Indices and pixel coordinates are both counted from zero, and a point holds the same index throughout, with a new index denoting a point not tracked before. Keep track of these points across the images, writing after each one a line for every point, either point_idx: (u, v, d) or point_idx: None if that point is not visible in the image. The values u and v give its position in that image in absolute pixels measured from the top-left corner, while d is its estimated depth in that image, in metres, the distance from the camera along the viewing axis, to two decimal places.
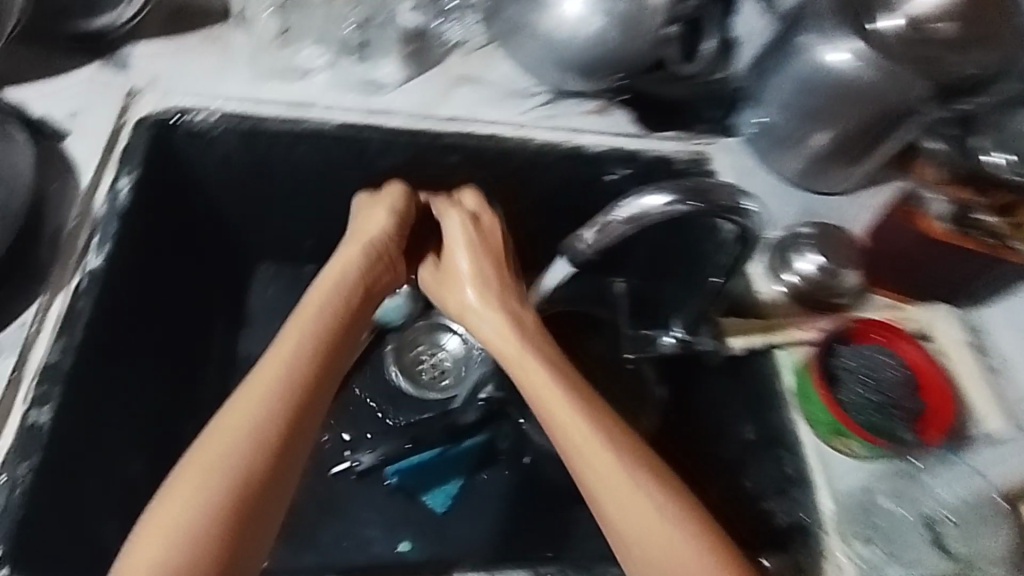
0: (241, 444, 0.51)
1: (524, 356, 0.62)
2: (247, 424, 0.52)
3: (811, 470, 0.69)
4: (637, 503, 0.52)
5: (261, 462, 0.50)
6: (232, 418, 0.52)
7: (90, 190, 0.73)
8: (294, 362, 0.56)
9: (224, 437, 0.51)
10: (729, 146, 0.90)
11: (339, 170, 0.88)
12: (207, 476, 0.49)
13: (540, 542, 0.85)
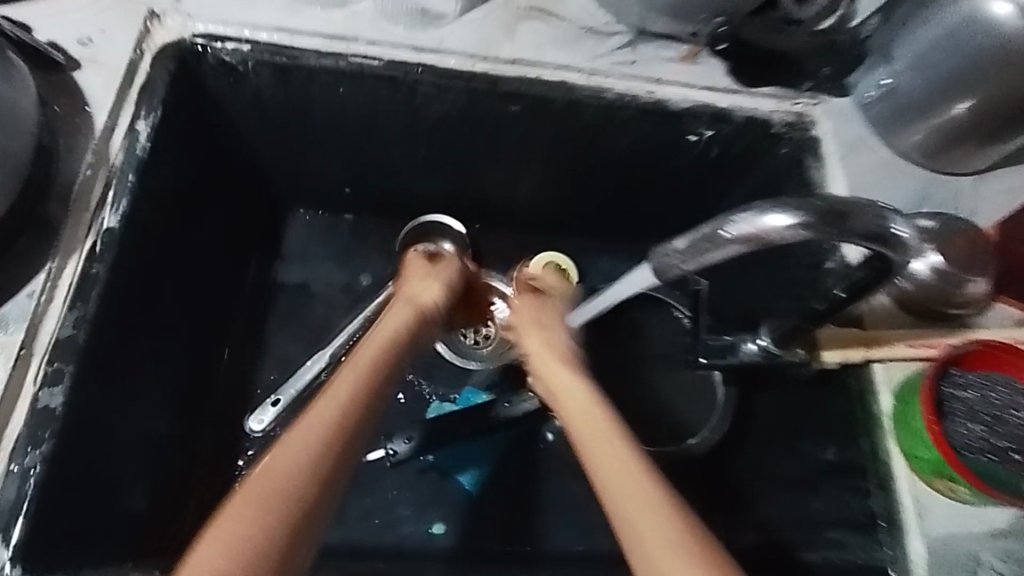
0: (302, 467, 0.47)
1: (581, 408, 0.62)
2: (318, 422, 0.50)
3: (903, 513, 0.60)
4: (662, 533, 0.48)
5: (330, 458, 0.49)
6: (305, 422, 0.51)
7: (104, 132, 0.64)
8: (355, 390, 0.55)
9: (283, 459, 0.47)
10: (840, 109, 0.77)
11: (381, 115, 0.78)
12: (269, 501, 0.44)
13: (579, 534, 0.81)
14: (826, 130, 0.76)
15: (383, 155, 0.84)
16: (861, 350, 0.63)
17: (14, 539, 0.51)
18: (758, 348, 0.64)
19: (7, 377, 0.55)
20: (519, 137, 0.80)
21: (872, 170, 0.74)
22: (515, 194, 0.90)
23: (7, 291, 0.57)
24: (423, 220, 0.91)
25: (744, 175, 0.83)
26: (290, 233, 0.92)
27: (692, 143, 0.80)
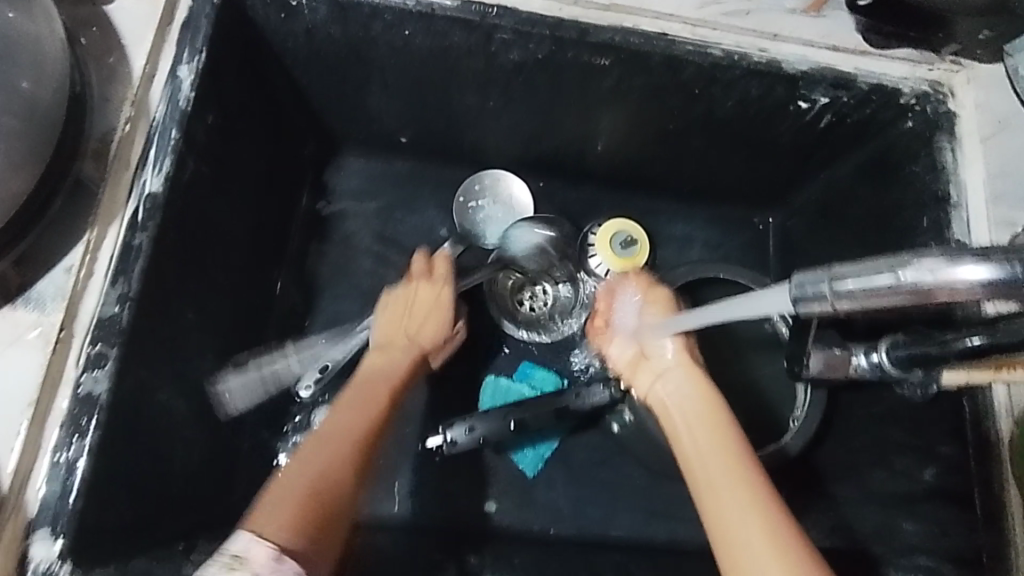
0: (331, 484, 0.48)
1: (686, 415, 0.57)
2: (336, 449, 0.50)
3: (1015, 553, 0.55)
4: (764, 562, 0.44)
5: (342, 488, 0.48)
6: (319, 446, 0.50)
7: (143, 77, 0.57)
8: (380, 407, 0.56)
9: (338, 430, 0.51)
10: (983, 79, 0.67)
11: (449, 59, 0.68)
12: (300, 520, 0.44)
13: (634, 519, 0.78)
14: (966, 103, 0.67)
15: (447, 104, 0.75)
16: (989, 375, 0.55)
17: (61, 535, 0.47)
18: (871, 364, 0.56)
19: (47, 361, 0.50)
20: (602, 92, 0.70)
21: (1016, 154, 0.65)
22: (588, 151, 0.81)
23: (43, 262, 0.52)
24: (483, 175, 0.85)
25: (857, 143, 0.74)
26: (340, 180, 0.84)
27: (802, 110, 0.71)
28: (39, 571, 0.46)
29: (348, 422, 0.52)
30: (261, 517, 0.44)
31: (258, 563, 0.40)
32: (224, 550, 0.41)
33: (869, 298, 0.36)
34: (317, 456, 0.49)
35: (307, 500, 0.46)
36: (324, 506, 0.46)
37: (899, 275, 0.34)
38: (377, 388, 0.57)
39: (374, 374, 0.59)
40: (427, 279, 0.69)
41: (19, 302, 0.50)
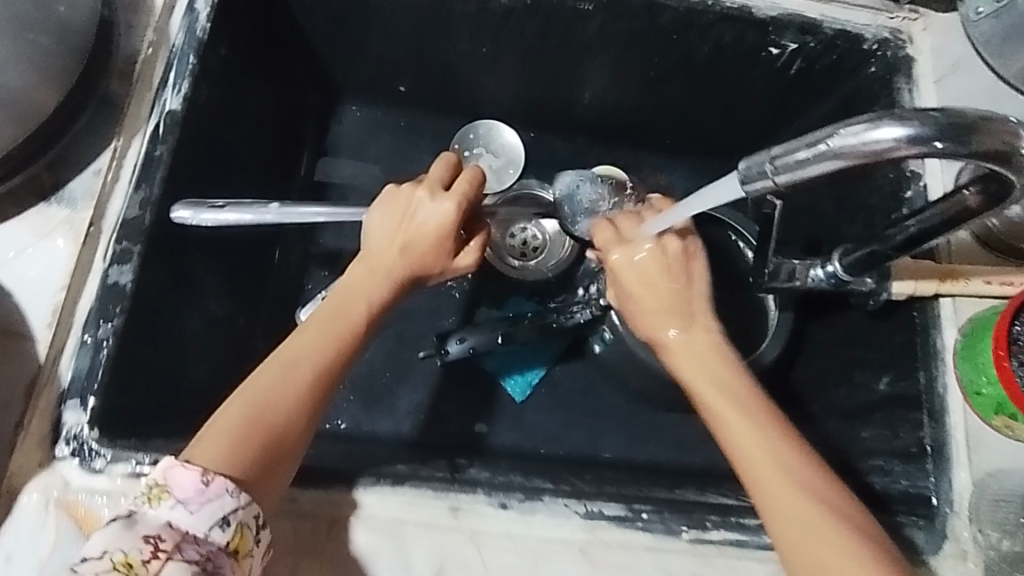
0: (288, 401, 0.48)
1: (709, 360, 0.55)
2: (299, 363, 0.50)
3: (954, 447, 0.60)
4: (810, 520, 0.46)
5: (296, 406, 0.49)
6: (281, 359, 0.50)
7: (165, 10, 0.63)
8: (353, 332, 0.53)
9: (291, 369, 0.50)
10: (942, 28, 0.71)
11: (445, 5, 0.74)
12: (244, 438, 0.46)
13: (619, 444, 0.82)
14: (924, 48, 0.71)
15: (442, 51, 0.80)
16: (935, 284, 0.61)
17: (90, 405, 0.53)
18: (827, 275, 0.61)
19: (78, 251, 0.56)
20: (587, 38, 0.75)
21: (973, 93, 0.69)
22: (576, 102, 0.85)
23: (73, 167, 0.58)
24: (476, 125, 0.89)
25: (829, 91, 0.77)
26: (342, 130, 0.89)
27: (773, 57, 0.75)
28: (72, 434, 0.52)
29: (316, 342, 0.51)
30: (198, 449, 0.46)
31: (180, 490, 0.44)
32: (149, 475, 0.45)
33: (804, 170, 0.41)
34: (266, 386, 0.49)
35: (244, 441, 0.46)
36: (265, 444, 0.47)
37: (824, 142, 0.40)
38: (345, 316, 0.54)
39: (346, 298, 0.55)
40: (405, 202, 0.58)
41: (53, 200, 0.57)
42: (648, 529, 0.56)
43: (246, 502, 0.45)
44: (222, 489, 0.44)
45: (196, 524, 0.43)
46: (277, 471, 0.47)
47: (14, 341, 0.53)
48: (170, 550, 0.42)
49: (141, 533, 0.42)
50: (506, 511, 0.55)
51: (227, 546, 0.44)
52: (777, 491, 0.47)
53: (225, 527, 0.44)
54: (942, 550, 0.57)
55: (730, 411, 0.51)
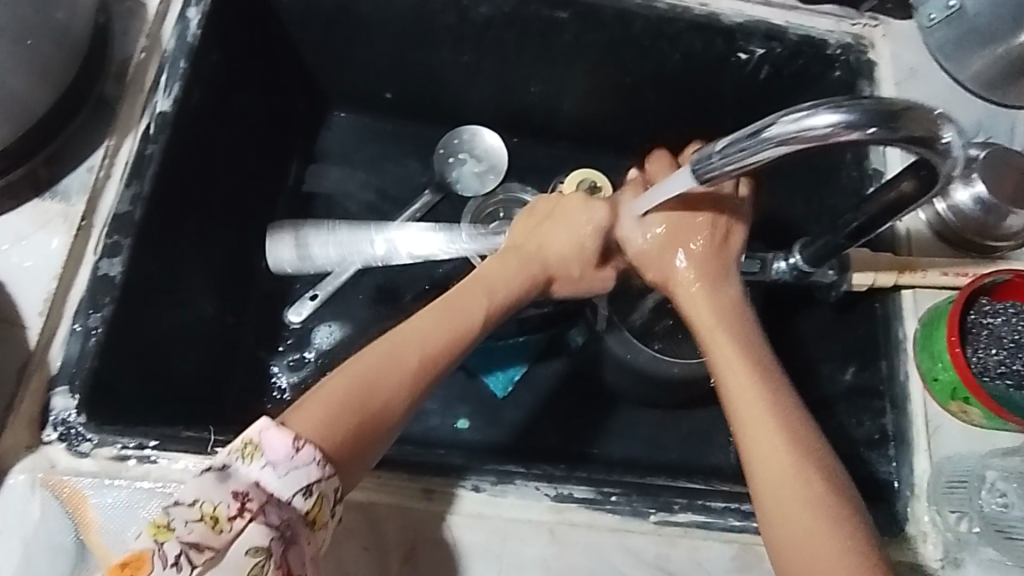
0: (393, 386, 0.49)
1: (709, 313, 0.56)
2: (409, 349, 0.50)
3: (914, 433, 0.62)
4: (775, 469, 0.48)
5: (400, 392, 0.49)
6: (391, 341, 0.50)
7: (158, 19, 0.66)
8: (463, 323, 0.53)
9: (396, 358, 0.49)
10: (901, 34, 0.75)
11: (426, 14, 0.77)
12: (348, 415, 0.46)
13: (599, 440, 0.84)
14: (885, 53, 0.74)
15: (426, 60, 0.83)
16: (894, 275, 0.63)
17: (78, 390, 0.55)
18: (789, 267, 0.64)
19: (70, 243, 0.59)
20: (562, 46, 0.79)
21: (928, 96, 0.72)
22: (557, 109, 0.88)
23: (68, 166, 0.61)
24: (461, 130, 0.91)
25: (797, 96, 0.80)
26: (331, 138, 0.92)
27: (742, 62, 0.77)
28: (60, 419, 0.54)
29: (427, 330, 0.51)
30: (294, 415, 0.45)
31: (272, 452, 0.43)
32: (244, 432, 0.44)
33: (750, 156, 0.45)
34: (376, 365, 0.49)
35: (344, 425, 0.46)
36: (354, 425, 0.46)
37: (766, 129, 0.43)
38: (455, 315, 0.53)
39: (466, 297, 0.55)
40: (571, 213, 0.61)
41: (48, 195, 0.60)
42: (617, 511, 0.58)
43: (329, 475, 0.44)
44: (310, 458, 0.43)
45: (282, 488, 0.42)
46: (357, 456, 0.47)
47: (7, 328, 0.56)
48: (256, 510, 0.41)
49: (230, 488, 0.41)
50: (478, 493, 0.57)
51: (307, 514, 0.43)
52: (754, 446, 0.49)
53: (308, 496, 0.43)
54: (902, 532, 0.59)
55: (738, 379, 0.52)
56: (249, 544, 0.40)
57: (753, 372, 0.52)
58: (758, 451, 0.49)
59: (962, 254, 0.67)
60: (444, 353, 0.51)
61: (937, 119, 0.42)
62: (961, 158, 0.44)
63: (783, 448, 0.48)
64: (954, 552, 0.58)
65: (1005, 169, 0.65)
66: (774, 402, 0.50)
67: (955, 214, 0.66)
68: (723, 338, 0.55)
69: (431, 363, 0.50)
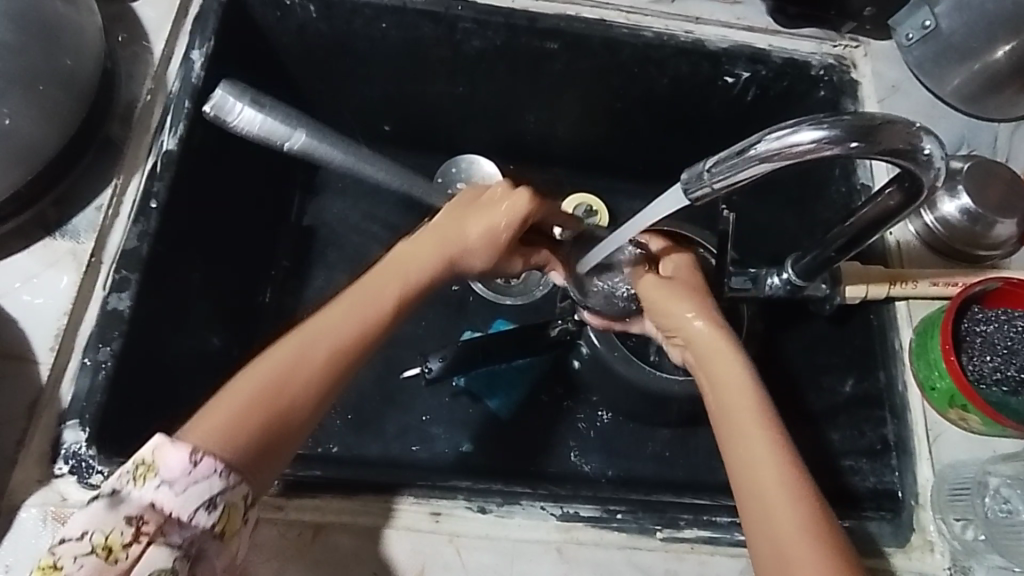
0: (299, 387, 0.50)
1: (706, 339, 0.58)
2: (314, 348, 0.51)
3: (916, 441, 0.62)
4: (766, 484, 0.49)
5: (306, 392, 0.50)
6: (298, 341, 0.51)
7: (163, 61, 0.69)
8: (361, 323, 0.54)
9: (303, 358, 0.51)
10: (881, 54, 0.77)
11: (421, 50, 0.80)
12: (243, 415, 0.48)
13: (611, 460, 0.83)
14: (866, 72, 0.77)
15: (421, 93, 0.86)
16: (885, 286, 0.65)
17: (88, 424, 0.56)
18: (782, 282, 0.65)
19: (79, 280, 0.60)
20: (554, 75, 0.81)
21: (910, 113, 0.75)
22: (551, 137, 0.90)
23: (78, 205, 0.62)
24: (457, 158, 0.93)
25: (784, 115, 0.82)
26: (331, 170, 0.94)
27: (728, 85, 0.80)
28: (70, 452, 0.55)
29: (331, 328, 0.52)
30: (199, 426, 0.47)
31: (166, 470, 0.44)
32: (136, 452, 0.45)
33: (739, 171, 0.47)
34: (275, 366, 0.50)
35: (247, 418, 0.48)
36: (263, 425, 0.48)
37: (755, 146, 0.45)
38: (369, 307, 0.55)
39: (417, 253, 0.59)
40: (483, 206, 0.60)
41: (57, 234, 0.61)
42: (624, 528, 0.58)
43: (233, 484, 0.45)
44: (211, 469, 0.45)
45: (179, 506, 0.43)
46: (265, 458, 0.48)
47: (20, 364, 0.57)
48: (153, 532, 0.43)
49: (123, 514, 0.43)
50: (485, 514, 0.57)
51: (214, 527, 0.44)
52: (747, 459, 0.50)
53: (209, 511, 0.44)
54: (909, 541, 0.59)
55: (736, 400, 0.54)
56: (152, 565, 0.42)
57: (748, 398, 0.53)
58: (757, 485, 0.49)
59: (950, 263, 0.68)
60: (349, 351, 0.52)
61: (915, 133, 0.45)
62: (941, 169, 0.47)
63: (777, 471, 0.49)
64: (963, 559, 0.58)
65: (990, 180, 0.67)
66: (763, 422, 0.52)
67: (943, 224, 0.67)
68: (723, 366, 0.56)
69: (337, 364, 0.52)
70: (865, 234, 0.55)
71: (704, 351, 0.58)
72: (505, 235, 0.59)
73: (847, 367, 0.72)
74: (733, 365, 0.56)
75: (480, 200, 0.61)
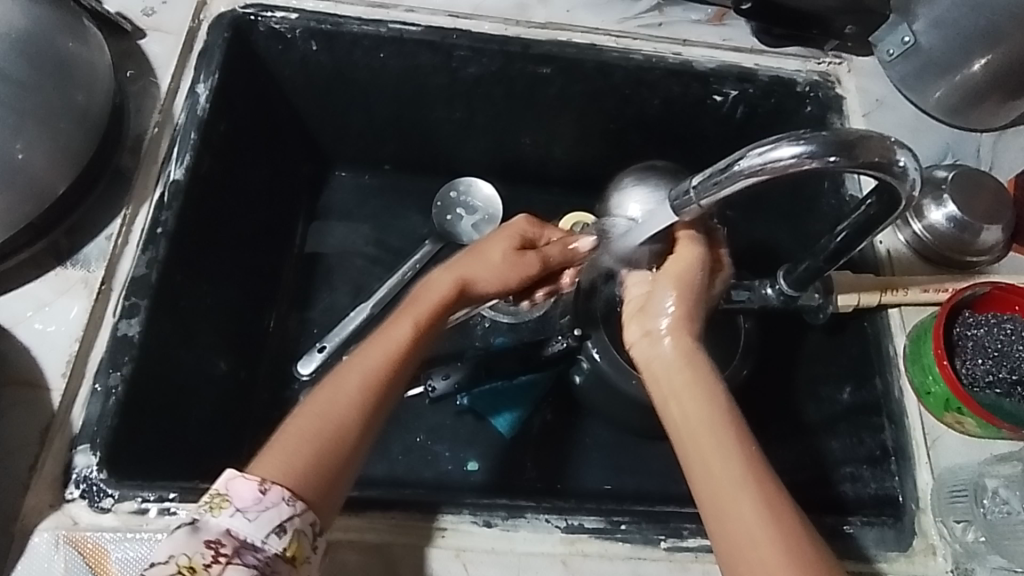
0: (351, 410, 0.52)
1: (678, 381, 0.54)
2: (357, 370, 0.54)
3: (914, 445, 0.63)
4: (747, 535, 0.47)
5: (358, 413, 0.52)
6: (341, 372, 0.54)
7: (171, 95, 0.71)
8: (402, 348, 0.56)
9: (339, 389, 0.53)
10: (864, 71, 0.80)
11: (418, 77, 0.82)
12: (302, 445, 0.50)
13: (617, 472, 0.83)
14: (851, 88, 0.79)
15: (421, 119, 0.88)
16: (877, 293, 0.66)
17: (99, 448, 0.57)
18: (776, 292, 0.66)
19: (90, 308, 0.62)
20: (549, 98, 0.83)
21: (897, 126, 0.77)
22: (547, 158, 0.92)
23: (88, 235, 0.64)
24: (456, 180, 0.96)
25: (774, 131, 0.84)
26: (332, 197, 0.96)
27: (718, 103, 0.82)
28: (82, 476, 0.56)
29: (370, 350, 0.55)
30: (262, 463, 0.49)
31: (239, 500, 0.46)
32: (211, 485, 0.48)
33: (724, 188, 0.49)
34: (319, 403, 0.52)
35: (305, 454, 0.50)
36: (313, 457, 0.50)
37: (739, 165, 0.47)
38: (400, 332, 0.56)
39: (438, 281, 0.60)
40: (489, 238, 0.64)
41: (69, 263, 0.63)
42: (628, 539, 0.58)
43: (300, 511, 0.48)
44: (279, 497, 0.47)
45: (254, 531, 0.46)
46: (330, 480, 0.50)
47: (33, 391, 0.58)
48: (230, 554, 0.45)
49: (203, 539, 0.45)
50: (490, 528, 0.58)
51: (284, 552, 0.46)
52: (731, 511, 0.48)
53: (281, 534, 0.46)
54: (911, 546, 0.59)
55: (711, 449, 0.50)
56: None
57: (726, 442, 0.50)
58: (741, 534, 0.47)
59: (939, 270, 0.70)
60: (383, 372, 0.54)
61: (889, 146, 0.47)
62: (916, 180, 0.48)
63: (758, 523, 0.47)
64: (965, 562, 0.58)
65: (976, 188, 0.69)
66: (741, 470, 0.49)
67: (932, 232, 0.69)
68: (700, 412, 0.52)
69: (372, 387, 0.53)
70: (855, 242, 0.56)
71: (677, 390, 0.53)
72: (517, 258, 0.62)
73: (843, 373, 0.74)
74: (700, 413, 0.52)
75: (498, 231, 0.64)
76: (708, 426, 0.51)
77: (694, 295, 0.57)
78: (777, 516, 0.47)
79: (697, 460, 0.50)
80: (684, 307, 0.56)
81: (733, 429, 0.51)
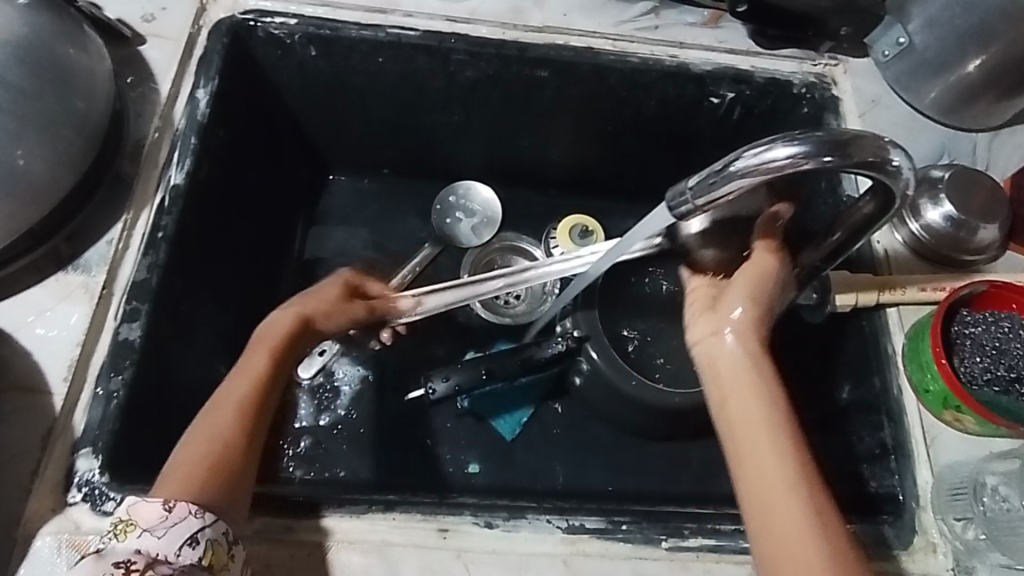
0: (232, 431, 0.55)
1: (740, 375, 0.55)
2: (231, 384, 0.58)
3: (913, 443, 0.63)
4: (788, 528, 0.48)
5: (224, 420, 0.55)
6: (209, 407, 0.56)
7: (170, 100, 0.72)
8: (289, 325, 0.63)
9: (212, 420, 0.55)
10: (859, 73, 0.81)
11: (416, 81, 0.83)
12: (208, 455, 0.53)
13: (617, 473, 0.83)
14: (847, 88, 0.80)
15: (419, 123, 0.89)
16: (875, 292, 0.66)
17: (100, 452, 0.57)
18: None
19: (91, 313, 0.62)
20: (546, 100, 0.83)
21: (892, 126, 0.78)
22: (545, 161, 0.93)
23: (89, 239, 0.65)
24: (455, 184, 0.96)
25: (771, 132, 0.84)
26: (331, 201, 0.97)
27: (714, 105, 0.82)
28: (83, 480, 0.56)
29: (231, 380, 0.58)
30: (167, 481, 0.51)
31: (147, 519, 0.48)
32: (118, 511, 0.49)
33: (720, 189, 0.49)
34: (202, 425, 0.55)
35: (196, 459, 0.52)
36: (210, 467, 0.52)
37: (735, 167, 0.47)
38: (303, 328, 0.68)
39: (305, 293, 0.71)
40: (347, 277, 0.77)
41: (70, 268, 0.64)
42: (629, 539, 0.59)
43: (210, 522, 0.49)
44: (186, 511, 0.48)
45: (166, 545, 0.47)
46: (229, 482, 0.53)
47: (34, 395, 0.59)
48: (142, 568, 0.46)
49: (111, 561, 0.45)
50: (491, 529, 0.58)
51: (201, 562, 0.47)
52: (776, 502, 0.49)
53: (194, 546, 0.48)
54: (911, 544, 0.60)
55: (765, 443, 0.52)
56: None
57: (779, 441, 0.52)
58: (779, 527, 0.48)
59: (936, 268, 0.71)
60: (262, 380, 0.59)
61: (883, 145, 0.47)
62: (910, 178, 0.49)
63: (801, 518, 0.48)
64: (966, 560, 0.59)
65: (972, 187, 0.69)
66: (791, 467, 0.50)
67: (928, 232, 0.69)
68: (757, 410, 0.53)
69: (246, 408, 0.56)
70: (854, 240, 0.57)
71: (736, 384, 0.55)
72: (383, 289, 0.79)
73: (842, 373, 0.74)
74: (755, 410, 0.53)
75: None
76: (765, 424, 0.52)
77: (766, 296, 0.57)
78: (825, 525, 0.48)
79: (751, 449, 0.52)
80: (755, 309, 0.57)
81: (791, 432, 0.52)
